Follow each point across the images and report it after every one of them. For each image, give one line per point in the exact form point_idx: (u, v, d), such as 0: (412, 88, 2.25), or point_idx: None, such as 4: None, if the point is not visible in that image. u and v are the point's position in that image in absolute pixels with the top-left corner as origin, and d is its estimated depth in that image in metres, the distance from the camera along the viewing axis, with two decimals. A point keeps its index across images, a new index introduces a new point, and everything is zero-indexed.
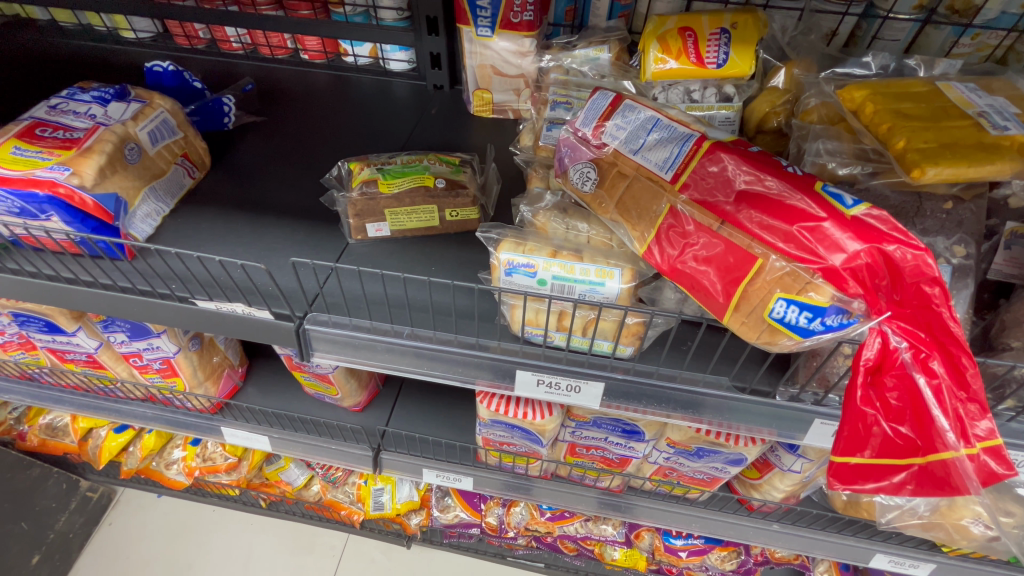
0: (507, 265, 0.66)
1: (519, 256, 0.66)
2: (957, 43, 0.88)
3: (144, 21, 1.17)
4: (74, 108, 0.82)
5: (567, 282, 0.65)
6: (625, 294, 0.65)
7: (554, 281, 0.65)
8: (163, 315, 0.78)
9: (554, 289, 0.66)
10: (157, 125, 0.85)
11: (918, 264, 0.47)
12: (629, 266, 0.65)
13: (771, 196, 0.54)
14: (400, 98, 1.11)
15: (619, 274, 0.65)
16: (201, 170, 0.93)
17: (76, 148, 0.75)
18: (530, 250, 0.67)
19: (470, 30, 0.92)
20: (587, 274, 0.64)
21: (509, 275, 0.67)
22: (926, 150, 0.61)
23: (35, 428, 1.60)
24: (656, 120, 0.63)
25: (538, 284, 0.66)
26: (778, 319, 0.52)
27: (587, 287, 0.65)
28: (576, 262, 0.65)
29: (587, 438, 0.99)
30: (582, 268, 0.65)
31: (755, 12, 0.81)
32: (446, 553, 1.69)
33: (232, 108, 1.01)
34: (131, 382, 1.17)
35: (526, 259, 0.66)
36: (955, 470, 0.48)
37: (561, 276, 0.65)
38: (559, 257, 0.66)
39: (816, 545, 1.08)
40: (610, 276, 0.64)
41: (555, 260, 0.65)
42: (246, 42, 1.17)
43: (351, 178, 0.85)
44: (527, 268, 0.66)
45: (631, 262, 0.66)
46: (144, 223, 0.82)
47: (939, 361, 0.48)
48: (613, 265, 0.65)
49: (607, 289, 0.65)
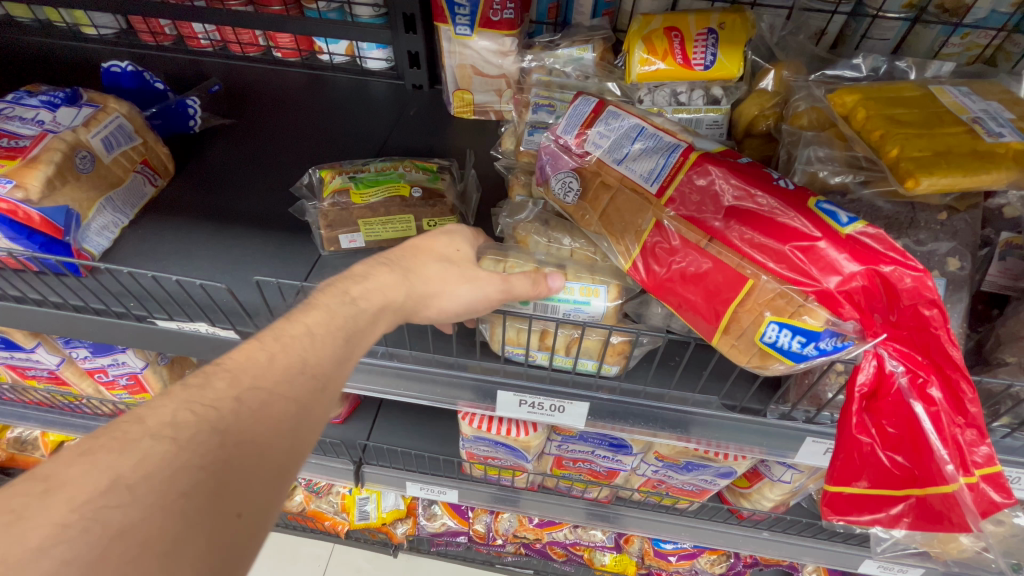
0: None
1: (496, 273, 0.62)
2: (947, 43, 0.85)
3: (105, 16, 1.10)
4: (21, 113, 0.76)
5: (549, 302, 0.62)
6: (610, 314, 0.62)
7: (536, 299, 0.62)
8: (121, 335, 0.74)
9: (536, 308, 0.63)
10: (112, 131, 0.80)
11: (917, 287, 0.44)
12: (615, 282, 0.62)
13: (762, 212, 0.50)
14: (378, 98, 1.07)
15: (605, 292, 0.62)
16: (164, 177, 0.87)
17: (22, 158, 0.70)
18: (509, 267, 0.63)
19: (448, 28, 0.88)
20: (572, 292, 0.61)
21: None
22: (921, 159, 0.58)
23: (3, 442, 1.53)
24: (641, 128, 0.60)
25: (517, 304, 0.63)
26: (770, 343, 0.50)
27: (572, 306, 0.62)
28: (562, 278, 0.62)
29: (573, 451, 0.96)
30: (567, 288, 0.62)
31: (744, 12, 0.78)
32: (433, 561, 1.66)
33: (198, 110, 0.95)
34: (97, 399, 1.12)
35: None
36: (953, 503, 0.46)
37: (543, 296, 0.62)
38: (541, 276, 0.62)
39: (805, 552, 1.07)
40: (595, 294, 0.61)
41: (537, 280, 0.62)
42: (216, 39, 1.11)
43: (322, 186, 0.81)
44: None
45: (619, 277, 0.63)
46: (101, 236, 0.76)
47: (938, 386, 0.46)
48: (599, 283, 0.62)
49: (591, 309, 0.62)
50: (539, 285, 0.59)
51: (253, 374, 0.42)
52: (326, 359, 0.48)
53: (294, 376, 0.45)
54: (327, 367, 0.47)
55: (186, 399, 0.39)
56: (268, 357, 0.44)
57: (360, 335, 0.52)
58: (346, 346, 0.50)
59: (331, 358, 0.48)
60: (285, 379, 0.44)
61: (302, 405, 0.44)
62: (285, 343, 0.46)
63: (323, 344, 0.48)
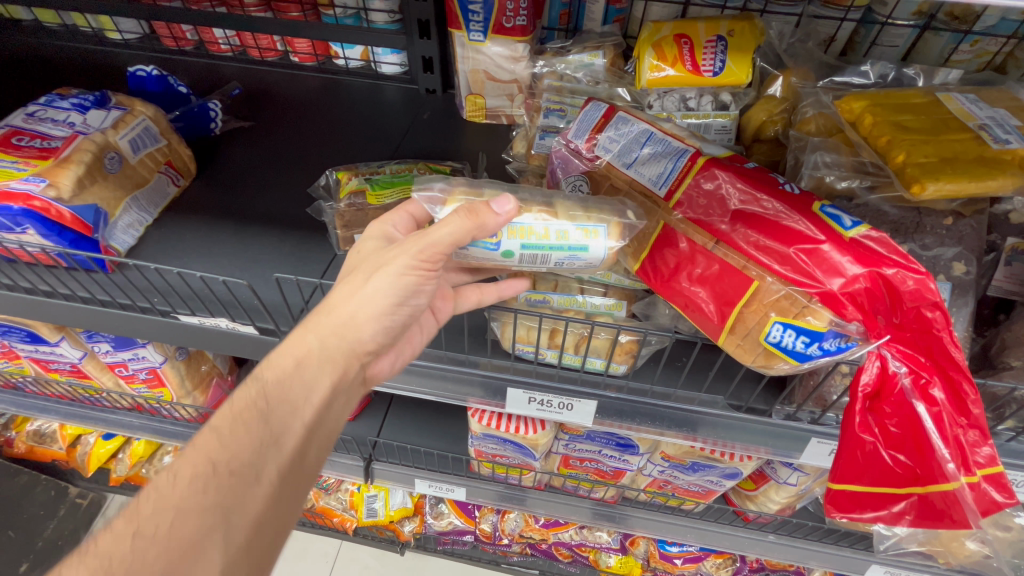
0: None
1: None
2: (956, 50, 0.87)
3: (129, 22, 1.13)
4: (52, 115, 0.79)
5: (540, 251, 0.56)
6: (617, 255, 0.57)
7: (524, 250, 0.56)
8: (145, 330, 0.77)
9: (525, 257, 0.57)
10: (139, 133, 0.83)
11: (919, 289, 0.45)
12: (615, 220, 0.57)
13: (767, 216, 0.52)
14: (392, 102, 1.09)
15: (607, 231, 0.56)
16: (186, 178, 0.90)
17: (54, 158, 0.73)
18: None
19: (462, 35, 0.90)
20: (565, 237, 0.56)
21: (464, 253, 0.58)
22: (927, 165, 0.59)
23: (23, 434, 1.57)
24: (651, 132, 0.61)
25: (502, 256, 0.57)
26: (775, 343, 0.51)
27: (570, 251, 0.56)
28: (551, 219, 0.57)
29: (580, 450, 0.98)
30: (559, 232, 0.56)
31: (753, 20, 0.79)
32: (440, 560, 1.68)
33: (219, 113, 0.98)
34: (116, 392, 1.15)
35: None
36: (953, 500, 0.47)
37: (532, 244, 0.56)
38: (522, 222, 0.56)
39: (811, 556, 1.07)
40: (592, 235, 0.56)
41: (520, 226, 0.56)
42: (235, 43, 1.14)
43: (339, 187, 0.83)
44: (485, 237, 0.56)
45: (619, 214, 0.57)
46: (126, 233, 0.79)
47: (940, 387, 0.47)
48: (599, 222, 0.56)
49: (593, 251, 0.56)
50: (477, 216, 0.53)
51: (152, 505, 0.44)
52: (241, 455, 0.47)
53: (200, 487, 0.45)
54: (245, 462, 0.47)
55: (87, 553, 0.42)
56: (170, 478, 0.45)
57: (284, 408, 0.50)
58: (264, 428, 0.49)
59: (246, 450, 0.48)
60: (187, 499, 0.44)
61: (220, 511, 0.45)
62: (191, 449, 0.47)
63: (233, 439, 0.47)
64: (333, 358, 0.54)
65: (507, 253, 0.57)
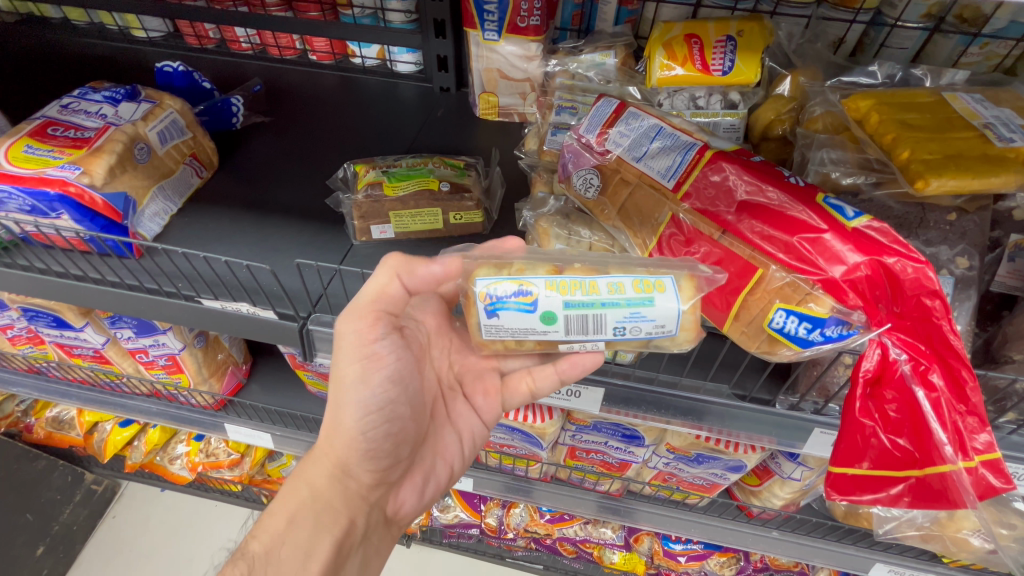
0: (489, 298, 0.55)
1: (504, 282, 0.55)
2: (965, 52, 0.87)
3: (155, 20, 1.17)
4: (86, 107, 0.83)
5: (591, 308, 0.53)
6: (691, 308, 0.54)
7: (570, 306, 0.54)
8: (168, 313, 0.79)
9: (571, 318, 0.54)
10: (167, 126, 0.86)
11: (919, 277, 0.47)
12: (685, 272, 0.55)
13: (772, 206, 0.54)
14: (407, 100, 1.12)
15: (674, 284, 0.54)
16: (209, 170, 0.94)
17: (87, 148, 0.76)
18: (526, 272, 0.56)
19: (477, 33, 0.92)
20: (619, 290, 0.53)
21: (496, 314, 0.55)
22: (931, 161, 0.60)
23: (41, 420, 1.60)
24: (660, 128, 0.64)
25: (543, 318, 0.55)
26: (778, 329, 0.52)
27: (630, 304, 0.53)
28: (601, 273, 0.55)
29: (586, 441, 1.00)
30: (611, 286, 0.54)
31: (762, 20, 0.81)
32: (445, 553, 1.69)
33: (241, 108, 1.02)
34: (136, 378, 1.18)
35: (519, 286, 0.55)
36: (950, 482, 0.49)
37: (577, 302, 0.54)
38: (568, 277, 0.55)
39: (816, 554, 1.06)
40: (652, 288, 0.53)
41: (563, 283, 0.54)
42: (256, 42, 1.18)
43: (356, 180, 0.86)
44: (521, 298, 0.54)
45: (688, 267, 0.55)
46: (153, 222, 0.83)
47: (939, 373, 0.48)
48: (662, 274, 0.54)
49: (660, 305, 0.53)
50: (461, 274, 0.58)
51: None
52: None
53: None
54: None
55: None
56: None
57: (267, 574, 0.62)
58: None
59: None
60: None
61: None
62: None
63: None
64: (323, 509, 0.68)
65: (548, 314, 0.54)
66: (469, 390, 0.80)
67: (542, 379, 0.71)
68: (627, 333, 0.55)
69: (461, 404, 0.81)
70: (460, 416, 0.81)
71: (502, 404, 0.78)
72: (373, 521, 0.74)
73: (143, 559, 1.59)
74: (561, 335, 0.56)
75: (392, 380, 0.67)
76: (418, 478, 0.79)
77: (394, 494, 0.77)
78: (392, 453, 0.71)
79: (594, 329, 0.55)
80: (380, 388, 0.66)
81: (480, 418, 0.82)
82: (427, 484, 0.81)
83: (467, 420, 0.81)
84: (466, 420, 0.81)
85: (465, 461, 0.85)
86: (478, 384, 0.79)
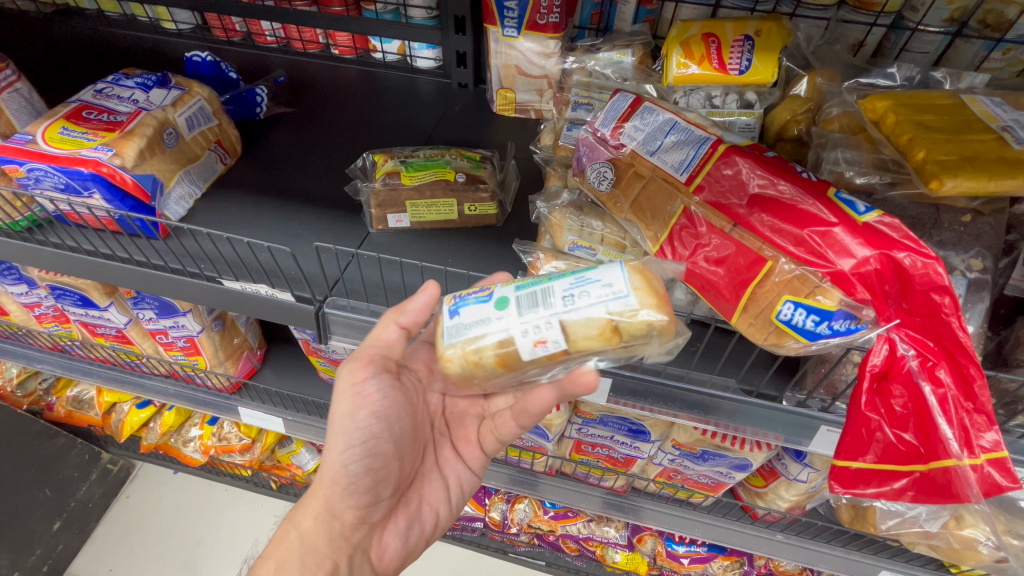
0: (454, 300, 0.61)
1: (469, 290, 0.62)
2: (987, 58, 0.86)
3: (185, 12, 1.20)
4: (119, 93, 0.87)
5: (539, 285, 0.57)
6: (635, 272, 0.57)
7: (521, 290, 0.58)
8: (191, 294, 0.82)
9: (522, 297, 0.57)
10: (195, 112, 0.89)
11: (927, 272, 0.48)
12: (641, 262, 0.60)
13: (783, 199, 0.55)
14: (426, 94, 1.14)
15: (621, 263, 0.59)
16: (233, 157, 0.96)
17: (119, 131, 0.80)
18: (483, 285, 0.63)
19: (497, 30, 0.94)
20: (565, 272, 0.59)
21: (458, 314, 0.59)
22: (947, 162, 0.60)
23: (62, 399, 1.64)
24: (674, 122, 0.65)
25: (497, 304, 0.58)
26: (786, 321, 0.53)
27: (576, 274, 0.57)
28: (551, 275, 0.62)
29: (593, 435, 1.01)
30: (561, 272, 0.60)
31: (781, 21, 0.81)
32: (448, 545, 1.70)
33: (265, 99, 1.04)
34: (155, 358, 1.22)
35: (479, 288, 0.61)
36: (955, 477, 0.49)
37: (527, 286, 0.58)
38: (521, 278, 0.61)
39: (821, 559, 1.05)
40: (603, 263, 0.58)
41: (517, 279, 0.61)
42: (280, 36, 1.21)
43: (375, 169, 0.88)
44: (479, 293, 0.60)
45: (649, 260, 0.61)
46: (178, 204, 0.86)
47: (946, 370, 0.49)
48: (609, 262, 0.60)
49: (605, 269, 0.57)
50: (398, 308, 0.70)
51: None
52: None
53: None
54: None
55: None
56: None
57: None
58: None
59: None
60: None
61: None
62: None
63: None
64: (311, 554, 0.72)
65: (501, 300, 0.58)
66: (456, 437, 0.86)
67: (506, 426, 0.81)
68: (577, 299, 0.55)
69: (448, 451, 0.87)
70: (446, 462, 0.86)
71: (483, 448, 0.86)
72: (357, 568, 0.76)
73: (155, 539, 1.63)
74: (515, 318, 0.56)
75: (376, 417, 0.72)
76: (404, 522, 0.81)
77: (378, 536, 0.79)
78: (371, 492, 0.74)
79: (546, 303, 0.56)
80: (364, 423, 0.71)
81: (466, 464, 0.88)
82: (412, 529, 0.82)
83: (454, 465, 0.87)
84: (453, 467, 0.87)
85: (449, 507, 0.87)
86: (462, 431, 0.86)
